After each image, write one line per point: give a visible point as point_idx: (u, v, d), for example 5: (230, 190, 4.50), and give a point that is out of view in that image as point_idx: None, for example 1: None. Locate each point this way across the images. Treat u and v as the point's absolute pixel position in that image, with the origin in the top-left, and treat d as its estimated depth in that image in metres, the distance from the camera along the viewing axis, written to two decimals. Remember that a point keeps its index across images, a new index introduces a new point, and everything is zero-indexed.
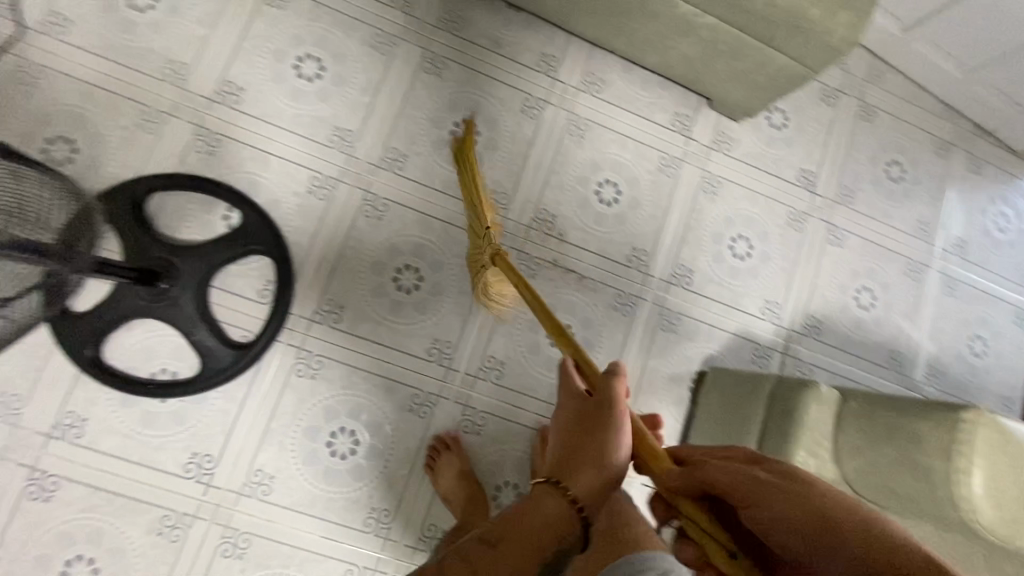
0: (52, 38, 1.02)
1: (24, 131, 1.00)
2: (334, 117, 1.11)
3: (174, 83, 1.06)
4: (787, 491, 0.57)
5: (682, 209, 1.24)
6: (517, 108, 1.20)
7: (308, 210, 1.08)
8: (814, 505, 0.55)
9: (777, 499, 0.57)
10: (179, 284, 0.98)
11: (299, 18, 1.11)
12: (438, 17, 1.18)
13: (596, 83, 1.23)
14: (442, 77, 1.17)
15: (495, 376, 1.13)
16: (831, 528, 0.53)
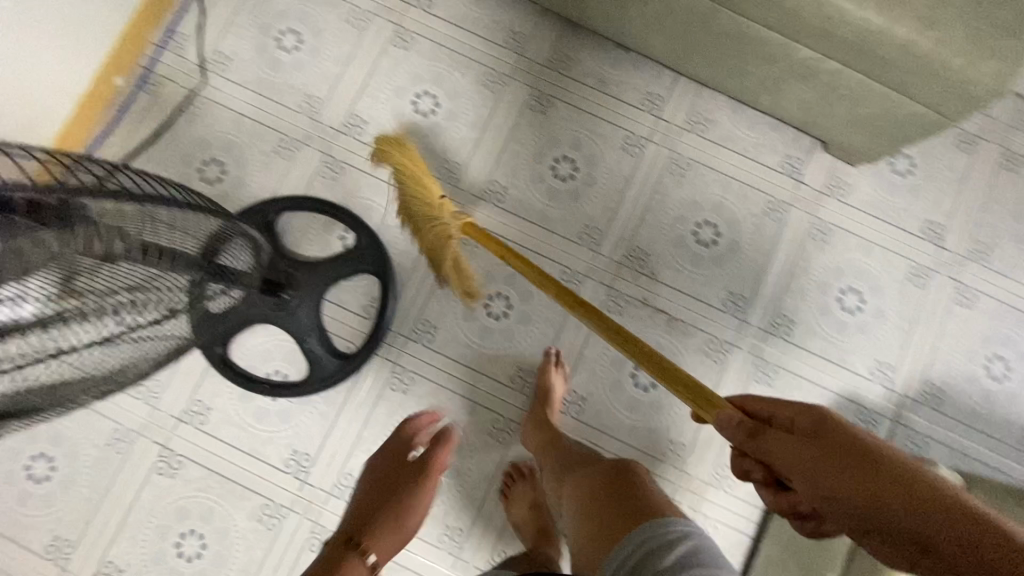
0: (216, 75, 1.19)
1: (188, 153, 1.17)
2: (443, 149, 1.19)
3: (309, 116, 1.19)
4: (851, 457, 0.53)
5: (786, 256, 1.18)
6: (617, 145, 1.21)
7: (412, 234, 1.16)
8: (885, 482, 0.51)
9: (827, 470, 0.53)
10: (299, 296, 1.07)
11: (420, 59, 1.21)
12: (547, 56, 1.22)
13: (701, 122, 1.21)
14: (546, 113, 1.21)
15: (576, 411, 1.12)
16: (894, 490, 0.51)
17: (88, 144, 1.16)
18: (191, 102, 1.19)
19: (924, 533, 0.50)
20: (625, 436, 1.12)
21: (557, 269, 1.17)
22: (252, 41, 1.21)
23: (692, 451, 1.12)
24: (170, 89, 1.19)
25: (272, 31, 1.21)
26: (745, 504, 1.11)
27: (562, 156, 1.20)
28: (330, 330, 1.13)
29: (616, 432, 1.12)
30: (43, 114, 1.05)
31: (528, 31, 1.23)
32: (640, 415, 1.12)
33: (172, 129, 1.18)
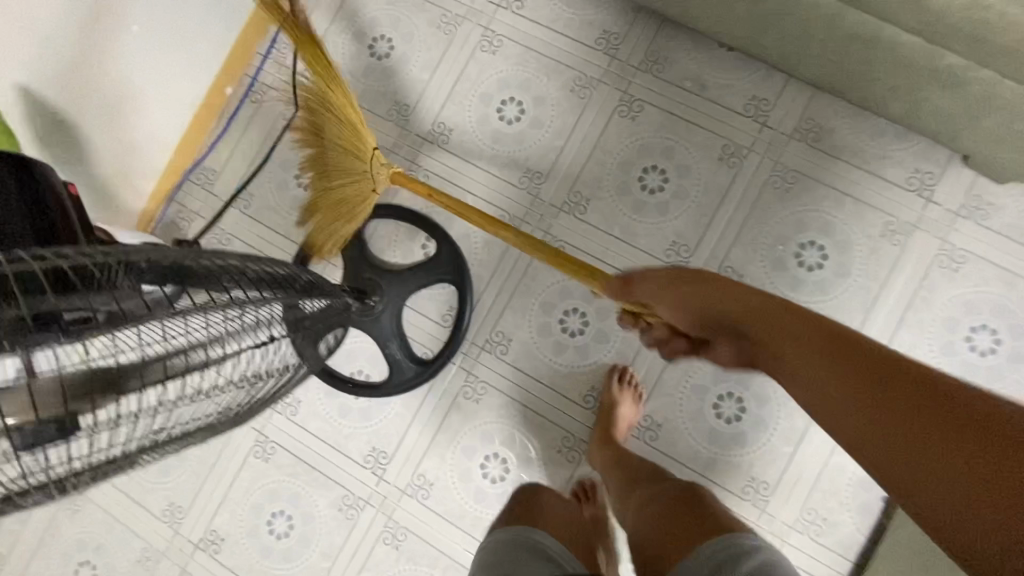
0: None
1: (287, 159, 1.25)
2: (526, 158, 1.17)
3: (398, 123, 1.22)
4: (779, 323, 0.67)
5: (905, 285, 1.05)
6: (714, 155, 1.12)
7: (492, 245, 1.16)
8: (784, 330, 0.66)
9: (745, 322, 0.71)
10: (383, 302, 1.11)
11: (507, 63, 1.19)
12: (641, 58, 1.15)
13: (813, 130, 1.09)
14: (638, 119, 1.14)
15: (650, 437, 1.08)
16: (870, 374, 0.57)
17: (202, 149, 1.26)
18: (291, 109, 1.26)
19: (863, 384, 0.57)
20: (702, 467, 1.06)
21: None
22: (347, 48, 1.25)
23: (776, 491, 1.04)
24: (273, 97, 1.26)
25: (365, 38, 1.24)
26: (834, 555, 1.02)
27: (651, 165, 1.13)
28: (409, 336, 1.17)
29: (693, 462, 1.07)
30: (163, 120, 1.16)
31: (621, 31, 1.16)
32: (720, 447, 1.06)
33: (274, 136, 1.26)
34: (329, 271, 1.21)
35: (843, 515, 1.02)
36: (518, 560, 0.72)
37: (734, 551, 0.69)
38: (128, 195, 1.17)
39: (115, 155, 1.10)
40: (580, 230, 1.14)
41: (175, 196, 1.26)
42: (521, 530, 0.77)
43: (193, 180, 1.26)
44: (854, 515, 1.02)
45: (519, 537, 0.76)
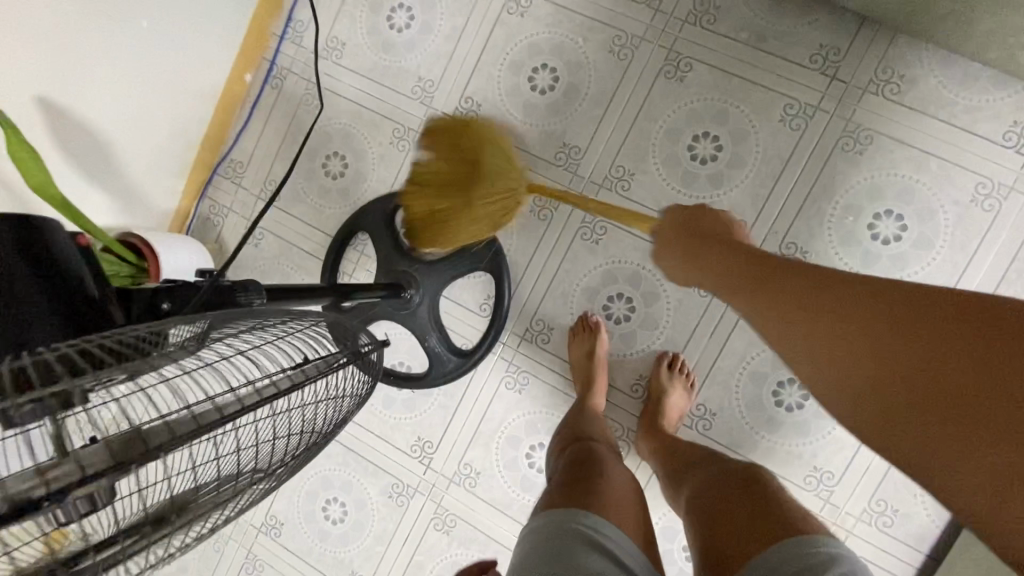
0: (333, 62, 1.19)
1: (313, 147, 1.21)
2: (562, 132, 1.08)
3: (423, 101, 1.15)
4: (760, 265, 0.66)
5: (1000, 257, 0.92)
6: (774, 117, 0.99)
7: (529, 228, 1.11)
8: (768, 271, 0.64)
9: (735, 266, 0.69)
10: (419, 295, 1.08)
11: (537, 25, 1.08)
12: (688, 9, 1.02)
13: (892, 80, 0.95)
14: (686, 80, 1.02)
15: (703, 426, 1.04)
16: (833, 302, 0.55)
17: (229, 142, 1.25)
18: (313, 94, 1.21)
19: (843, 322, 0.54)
20: (760, 456, 1.01)
21: None
22: (365, 22, 1.17)
23: (841, 481, 0.98)
24: (294, 81, 1.21)
25: (384, 10, 1.16)
26: (905, 547, 0.96)
27: (702, 132, 1.02)
28: (447, 326, 1.14)
29: (750, 452, 1.01)
30: (186, 118, 1.15)
31: None
32: (780, 436, 1.00)
33: (297, 123, 1.22)
34: (363, 262, 1.18)
35: (918, 506, 0.96)
36: (569, 552, 0.68)
37: (808, 556, 0.63)
38: (162, 196, 1.19)
39: (145, 159, 1.11)
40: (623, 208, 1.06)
41: (207, 191, 1.26)
42: (568, 513, 0.73)
43: (222, 175, 1.25)
44: (929, 506, 0.95)
45: (569, 521, 0.72)
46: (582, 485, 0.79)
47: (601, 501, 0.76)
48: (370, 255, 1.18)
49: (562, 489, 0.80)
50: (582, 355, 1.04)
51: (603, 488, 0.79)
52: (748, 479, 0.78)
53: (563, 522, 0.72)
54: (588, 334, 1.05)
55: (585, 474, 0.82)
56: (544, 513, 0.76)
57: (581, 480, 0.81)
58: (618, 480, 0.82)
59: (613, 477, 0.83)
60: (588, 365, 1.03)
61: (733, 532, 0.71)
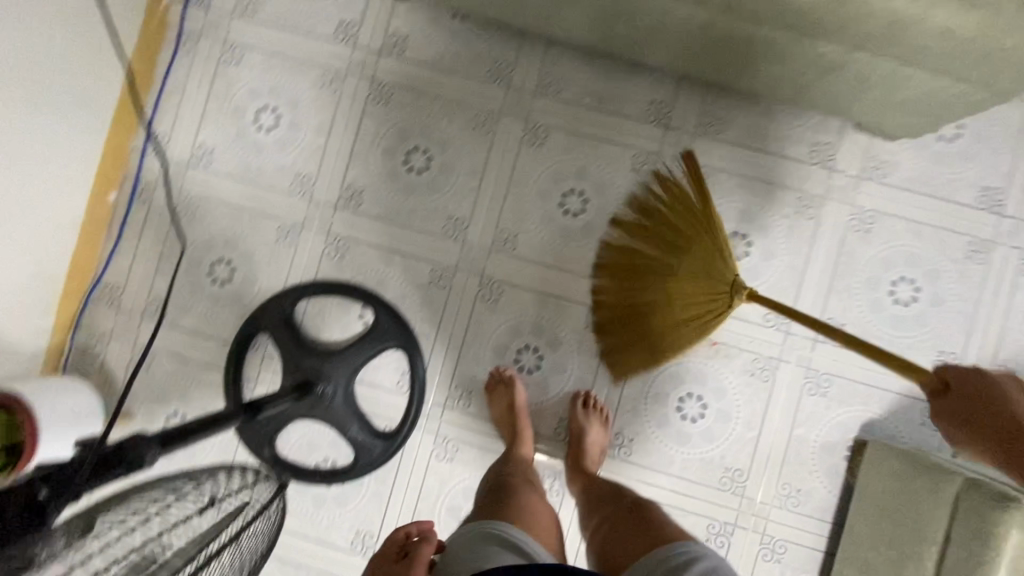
0: (202, 169, 1.18)
1: (194, 257, 1.17)
2: (445, 206, 1.16)
3: (303, 195, 1.16)
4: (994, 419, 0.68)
5: (827, 255, 1.10)
6: (626, 167, 1.12)
7: (430, 299, 1.15)
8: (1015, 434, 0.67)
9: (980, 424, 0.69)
10: (331, 387, 1.07)
11: (403, 112, 1.15)
12: (534, 83, 1.14)
13: (713, 123, 1.11)
14: (546, 146, 1.14)
15: (625, 453, 1.10)
16: None
17: (99, 264, 1.18)
18: (185, 204, 1.18)
19: None
20: (680, 469, 1.10)
21: (583, 310, 1.12)
22: (229, 126, 1.18)
23: (751, 475, 1.09)
24: (163, 193, 1.18)
25: (248, 112, 1.18)
26: (814, 520, 1.08)
27: (569, 189, 1.13)
28: (367, 411, 1.14)
29: (670, 467, 1.10)
30: (47, 254, 1.08)
31: (510, 58, 1.15)
32: (692, 447, 1.09)
33: (173, 234, 1.18)
34: (267, 365, 1.15)
35: (815, 482, 1.08)
36: (487, 550, 0.76)
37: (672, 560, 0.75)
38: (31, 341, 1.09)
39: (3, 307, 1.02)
40: (514, 267, 1.14)
41: (82, 322, 1.18)
42: (491, 525, 0.82)
43: (97, 301, 1.18)
44: (824, 479, 1.08)
45: (489, 530, 0.81)
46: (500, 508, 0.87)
47: (518, 520, 0.84)
48: (274, 355, 1.16)
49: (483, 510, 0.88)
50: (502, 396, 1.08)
51: (518, 510, 0.87)
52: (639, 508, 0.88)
53: (481, 532, 0.81)
54: (502, 385, 1.09)
55: (504, 499, 0.90)
56: (469, 524, 0.84)
57: (500, 503, 0.89)
58: (536, 501, 0.91)
59: (530, 498, 0.91)
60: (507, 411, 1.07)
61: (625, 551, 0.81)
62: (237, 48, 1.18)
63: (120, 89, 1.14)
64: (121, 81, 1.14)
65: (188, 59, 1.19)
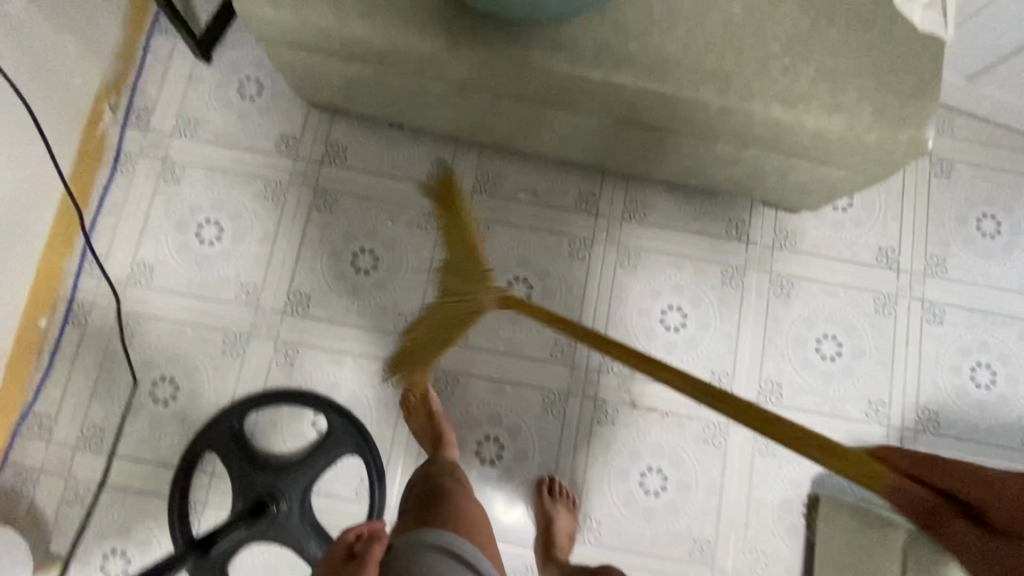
0: (142, 286, 1.16)
1: (134, 377, 1.13)
2: (395, 303, 1.18)
3: (250, 304, 1.16)
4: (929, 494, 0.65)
5: (757, 320, 1.18)
6: (565, 253, 1.20)
7: (386, 398, 1.15)
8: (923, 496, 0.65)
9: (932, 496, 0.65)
10: (288, 503, 1.04)
11: (348, 217, 1.20)
12: (472, 182, 1.22)
13: (639, 208, 1.21)
14: (488, 239, 1.20)
15: (594, 537, 1.10)
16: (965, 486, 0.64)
17: (27, 394, 1.12)
18: (124, 323, 1.15)
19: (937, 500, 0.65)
20: (649, 547, 1.10)
21: (536, 394, 1.14)
22: (171, 241, 1.18)
23: (717, 544, 1.10)
24: (100, 314, 1.15)
25: (190, 226, 1.18)
26: None
27: (514, 277, 1.19)
28: (326, 524, 1.09)
29: (641, 546, 1.10)
30: None
31: (447, 161, 1.23)
32: (659, 521, 1.10)
33: (111, 356, 1.14)
34: (215, 485, 1.10)
35: (779, 542, 1.11)
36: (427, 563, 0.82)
37: None
38: None
39: None
40: (467, 357, 1.16)
41: (7, 460, 1.10)
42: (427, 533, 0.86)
43: (25, 434, 1.11)
44: (787, 539, 1.11)
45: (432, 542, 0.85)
46: (437, 514, 0.91)
47: (458, 528, 0.89)
48: (223, 474, 1.11)
49: (421, 515, 0.92)
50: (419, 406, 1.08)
51: (455, 517, 0.91)
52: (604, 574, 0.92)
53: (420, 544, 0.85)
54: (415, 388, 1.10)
55: (436, 509, 0.92)
56: (405, 537, 0.87)
57: (436, 511, 0.91)
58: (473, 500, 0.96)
59: (466, 503, 0.94)
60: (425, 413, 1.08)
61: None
62: (178, 165, 1.20)
63: (59, 205, 1.13)
64: (58, 198, 1.13)
65: (127, 179, 1.19)
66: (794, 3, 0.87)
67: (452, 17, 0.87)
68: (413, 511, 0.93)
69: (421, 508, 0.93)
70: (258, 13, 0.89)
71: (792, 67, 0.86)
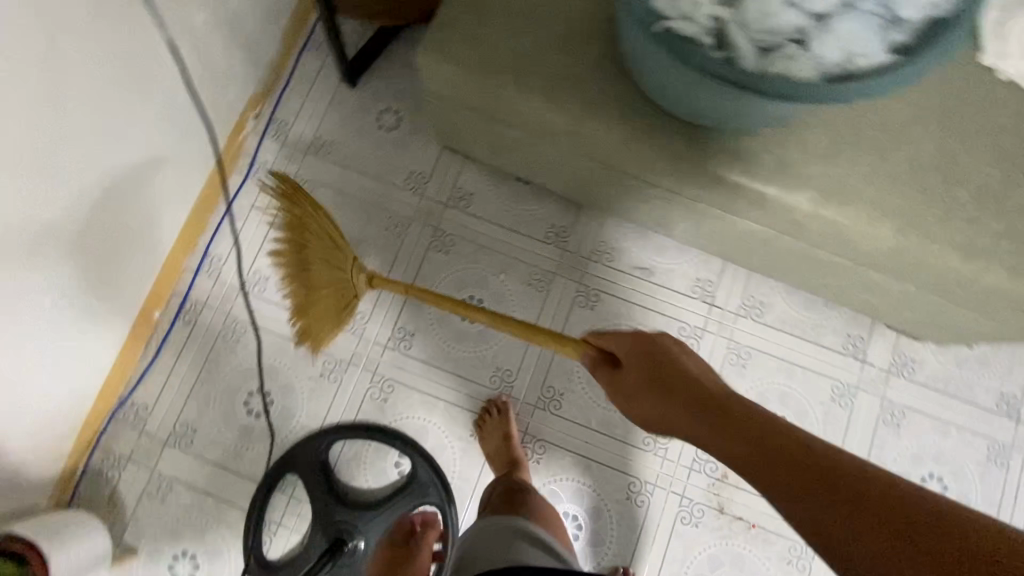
0: (254, 296, 1.17)
1: (231, 384, 1.14)
2: (494, 357, 1.17)
3: (354, 332, 1.17)
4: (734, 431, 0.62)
5: (860, 446, 1.14)
6: (673, 338, 1.17)
7: (470, 452, 1.13)
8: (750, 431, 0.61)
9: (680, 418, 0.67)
10: (363, 543, 1.05)
11: (462, 264, 1.20)
12: (591, 249, 1.20)
13: (756, 306, 1.18)
14: (597, 310, 1.18)
15: None
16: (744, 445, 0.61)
17: (128, 382, 1.14)
18: (230, 329, 1.16)
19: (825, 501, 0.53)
20: None
21: (625, 479, 1.13)
22: None
23: None
24: (210, 316, 1.17)
25: None
26: None
27: None
28: None
29: None
30: (82, 374, 1.03)
31: (568, 224, 1.21)
32: None
33: (213, 358, 1.15)
34: (293, 507, 1.11)
35: None
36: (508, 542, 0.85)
37: None
38: (45, 464, 1.03)
39: (26, 432, 0.96)
40: (558, 426, 1.14)
41: (100, 443, 1.12)
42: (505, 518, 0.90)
43: (121, 421, 1.12)
44: None
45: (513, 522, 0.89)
46: (524, 507, 0.95)
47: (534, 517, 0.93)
48: (302, 497, 1.12)
49: (508, 505, 0.96)
50: (498, 441, 1.09)
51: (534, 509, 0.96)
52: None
53: (509, 524, 0.89)
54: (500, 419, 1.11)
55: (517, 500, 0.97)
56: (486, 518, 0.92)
57: (516, 502, 0.97)
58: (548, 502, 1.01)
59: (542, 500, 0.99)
60: (505, 448, 1.09)
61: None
62: (307, 183, 1.22)
63: (207, 172, 1.16)
64: (208, 167, 1.16)
65: (256, 187, 1.21)
66: (993, 151, 0.83)
67: (637, 108, 0.85)
68: (498, 504, 0.97)
69: (506, 501, 0.97)
70: (441, 68, 0.88)
71: (979, 217, 0.82)
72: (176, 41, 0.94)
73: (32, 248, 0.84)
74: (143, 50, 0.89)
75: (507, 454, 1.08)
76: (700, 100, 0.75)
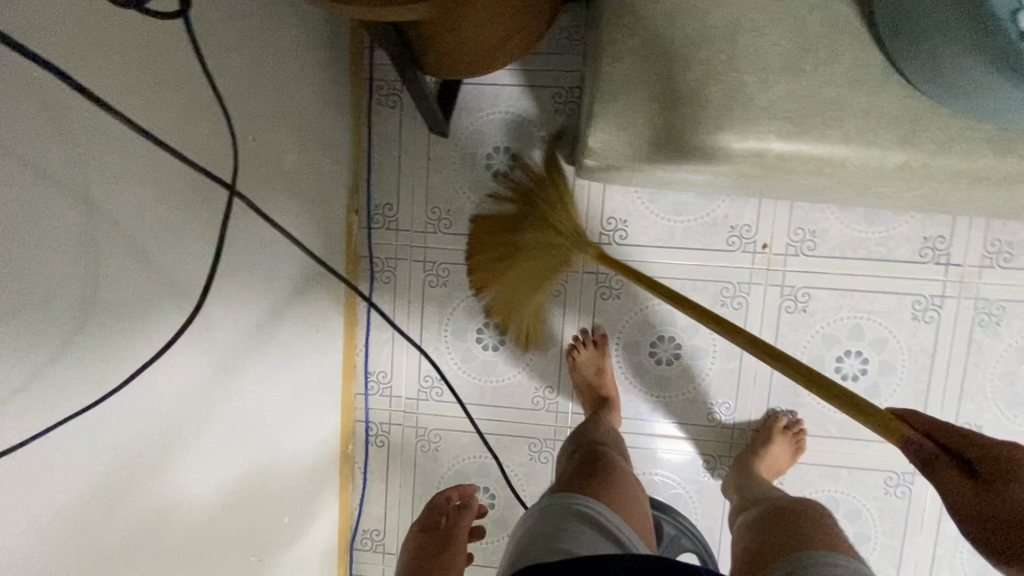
0: (434, 401, 1.09)
1: (446, 490, 1.11)
2: (707, 392, 1.06)
3: (549, 409, 1.08)
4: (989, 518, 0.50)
5: None
6: (907, 315, 1.01)
7: (707, 490, 1.08)
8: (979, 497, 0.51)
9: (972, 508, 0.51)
10: None
11: (640, 303, 1.05)
12: (787, 241, 1.01)
13: (1004, 252, 0.98)
14: (810, 310, 1.02)
15: None
16: None
17: (353, 512, 1.13)
18: (425, 439, 1.11)
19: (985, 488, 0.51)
20: None
21: (878, 476, 1.05)
22: (454, 349, 1.08)
23: None
24: (401, 432, 1.11)
25: (470, 332, 1.08)
26: None
27: (845, 351, 1.03)
28: None
29: None
30: (314, 533, 1.01)
31: (753, 220, 1.01)
32: None
33: (419, 471, 1.12)
34: None
35: None
36: (556, 524, 0.72)
37: None
38: None
39: None
40: None
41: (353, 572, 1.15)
42: (555, 500, 0.77)
43: (363, 550, 1.14)
44: None
45: (567, 502, 0.76)
46: (603, 488, 0.79)
47: (598, 492, 0.78)
48: None
49: (577, 479, 0.81)
50: (591, 373, 1.01)
51: (610, 482, 0.80)
52: (773, 513, 0.83)
53: (563, 506, 0.75)
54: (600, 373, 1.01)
55: (595, 463, 0.84)
56: (548, 499, 0.78)
57: (588, 468, 0.83)
58: (632, 480, 0.84)
59: (616, 459, 0.86)
60: (600, 381, 1.02)
61: (748, 544, 0.80)
62: (440, 267, 1.06)
63: (343, 320, 1.05)
64: (343, 292, 1.04)
65: (390, 287, 1.08)
66: None
67: (923, 128, 0.62)
68: (568, 474, 0.83)
69: (582, 472, 0.83)
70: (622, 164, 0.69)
71: None
72: (261, 194, 0.76)
73: (230, 486, 0.77)
74: (237, 232, 0.72)
75: (598, 386, 1.01)
76: (1011, 108, 0.55)
